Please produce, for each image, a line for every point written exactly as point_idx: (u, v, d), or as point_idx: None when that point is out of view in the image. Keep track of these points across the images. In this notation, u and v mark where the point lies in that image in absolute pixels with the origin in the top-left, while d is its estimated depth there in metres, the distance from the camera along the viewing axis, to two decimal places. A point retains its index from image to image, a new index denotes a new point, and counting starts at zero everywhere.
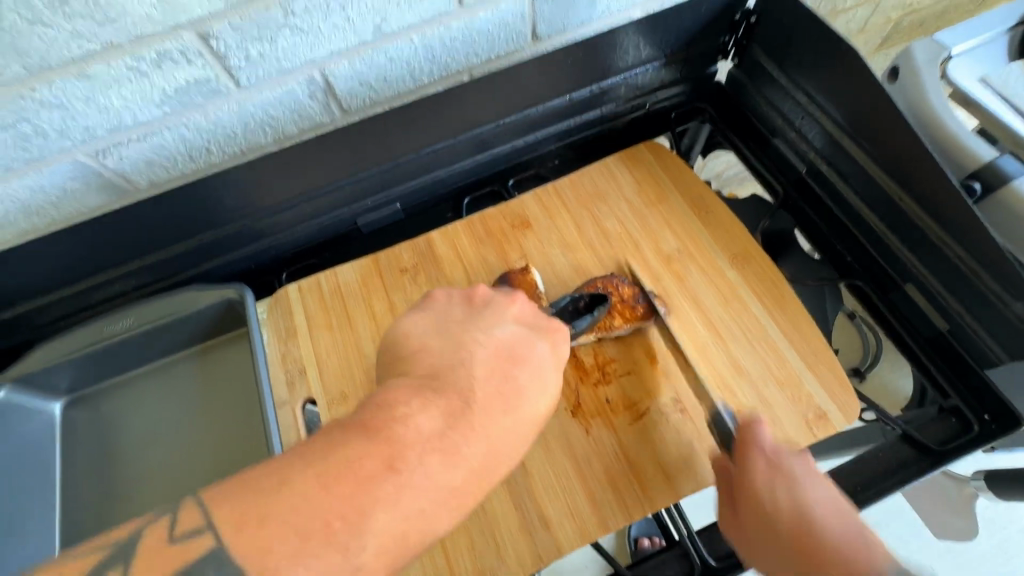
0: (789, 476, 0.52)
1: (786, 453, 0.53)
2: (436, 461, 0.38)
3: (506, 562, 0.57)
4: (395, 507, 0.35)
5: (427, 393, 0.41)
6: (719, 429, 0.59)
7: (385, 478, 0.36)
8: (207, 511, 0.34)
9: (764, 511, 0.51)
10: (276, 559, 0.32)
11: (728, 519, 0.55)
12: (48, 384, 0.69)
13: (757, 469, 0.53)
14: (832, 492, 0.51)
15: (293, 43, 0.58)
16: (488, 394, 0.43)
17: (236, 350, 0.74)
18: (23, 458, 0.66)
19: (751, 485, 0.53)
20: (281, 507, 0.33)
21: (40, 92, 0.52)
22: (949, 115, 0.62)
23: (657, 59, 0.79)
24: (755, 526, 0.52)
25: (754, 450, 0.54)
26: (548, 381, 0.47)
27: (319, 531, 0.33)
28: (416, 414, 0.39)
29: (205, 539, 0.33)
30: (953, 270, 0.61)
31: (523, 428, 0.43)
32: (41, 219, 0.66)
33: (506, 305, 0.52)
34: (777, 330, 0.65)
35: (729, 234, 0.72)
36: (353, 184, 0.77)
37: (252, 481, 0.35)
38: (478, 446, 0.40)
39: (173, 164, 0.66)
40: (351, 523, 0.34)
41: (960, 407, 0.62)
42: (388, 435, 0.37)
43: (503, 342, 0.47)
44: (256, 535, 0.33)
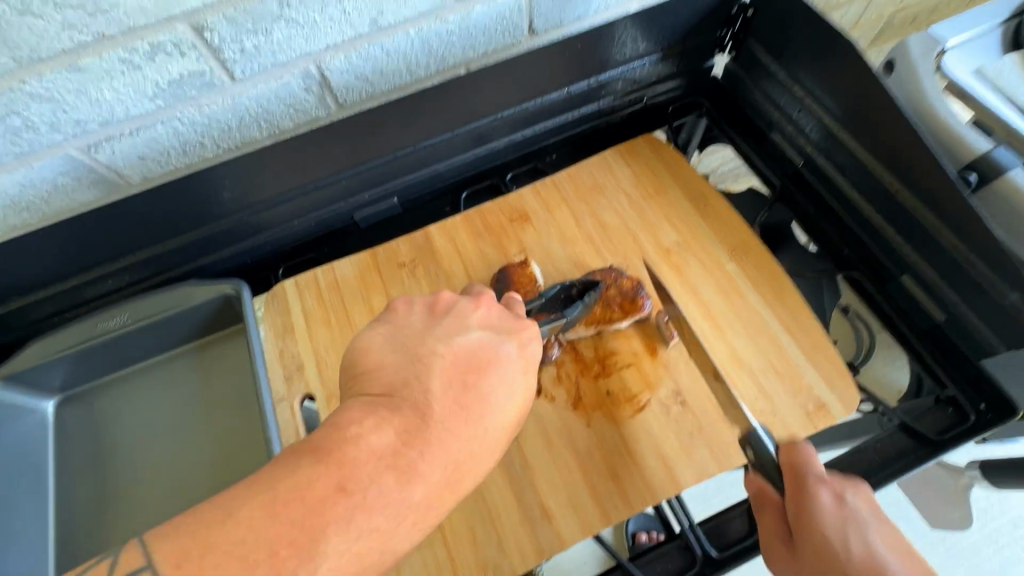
0: (853, 514, 0.49)
1: (845, 486, 0.51)
2: (389, 479, 0.36)
3: (507, 555, 0.57)
4: (348, 527, 0.34)
5: (383, 410, 0.40)
6: (753, 444, 0.56)
7: (336, 501, 0.34)
8: (148, 549, 0.32)
9: (829, 551, 0.47)
10: None
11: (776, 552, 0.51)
12: (40, 381, 0.68)
13: (823, 505, 0.49)
14: (895, 532, 0.49)
15: (288, 36, 0.57)
16: (447, 408, 0.41)
17: (234, 346, 0.73)
18: (15, 457, 0.65)
19: (816, 524, 0.49)
20: (225, 539, 0.32)
21: (29, 84, 0.51)
22: (945, 108, 0.63)
23: (655, 53, 0.79)
24: (818, 564, 0.48)
25: (816, 483, 0.50)
26: (514, 384, 0.46)
27: (266, 560, 0.32)
28: (368, 434, 0.37)
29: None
30: (948, 260, 0.61)
31: (487, 439, 0.42)
32: (31, 215, 0.65)
33: (472, 309, 0.50)
34: (775, 321, 0.66)
35: (728, 227, 0.72)
36: (351, 177, 0.77)
37: (195, 516, 0.33)
38: (436, 463, 0.38)
39: (166, 158, 0.65)
40: (299, 547, 0.32)
41: (957, 397, 0.63)
42: (339, 457, 0.36)
43: (465, 349, 0.45)
44: (198, 571, 0.31)
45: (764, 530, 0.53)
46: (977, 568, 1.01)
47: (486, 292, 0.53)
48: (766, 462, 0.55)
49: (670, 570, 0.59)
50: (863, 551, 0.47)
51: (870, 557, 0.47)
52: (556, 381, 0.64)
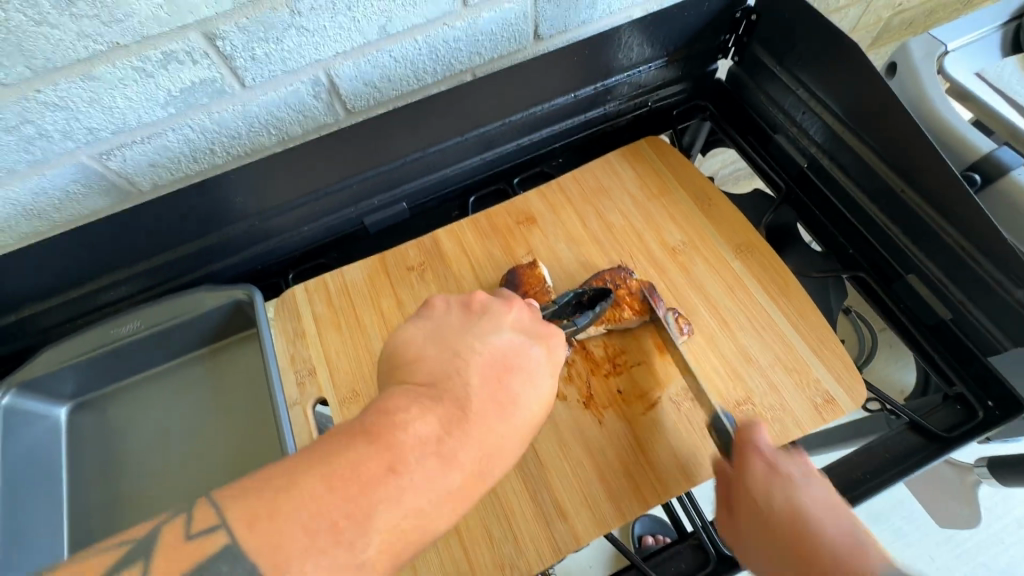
0: (785, 478, 0.52)
1: (781, 455, 0.54)
2: (434, 464, 0.37)
3: (524, 554, 0.57)
4: (398, 505, 0.35)
5: (427, 400, 0.41)
6: (717, 429, 0.59)
7: (387, 481, 0.35)
8: (219, 509, 0.34)
9: (762, 513, 0.51)
10: (288, 552, 0.32)
11: (724, 521, 0.55)
12: (54, 389, 0.68)
13: (755, 471, 0.53)
14: (826, 495, 0.51)
15: (298, 44, 0.58)
16: (484, 402, 0.42)
17: (246, 347, 0.74)
18: (30, 465, 0.65)
19: (749, 488, 0.53)
20: (292, 503, 0.33)
21: (44, 93, 0.51)
22: (949, 109, 0.64)
23: (660, 58, 0.80)
24: (754, 528, 0.52)
25: (752, 452, 0.54)
26: (541, 386, 0.45)
27: (326, 529, 0.33)
28: (415, 420, 0.39)
29: (219, 536, 0.33)
30: (952, 258, 0.62)
31: (517, 434, 0.42)
32: (42, 223, 0.65)
33: (505, 311, 0.50)
34: (781, 316, 0.66)
35: (734, 225, 0.72)
36: (361, 182, 0.78)
37: (265, 481, 0.34)
38: (471, 452, 0.39)
39: (176, 166, 0.66)
40: (356, 521, 0.34)
41: (965, 394, 0.64)
42: (389, 440, 0.37)
43: (497, 349, 0.45)
44: (269, 532, 0.33)
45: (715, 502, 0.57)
46: (981, 566, 1.01)
47: (517, 297, 0.52)
48: (726, 442, 0.58)
49: (684, 569, 0.59)
50: (791, 511, 0.50)
51: (797, 517, 0.50)
52: (568, 380, 0.64)
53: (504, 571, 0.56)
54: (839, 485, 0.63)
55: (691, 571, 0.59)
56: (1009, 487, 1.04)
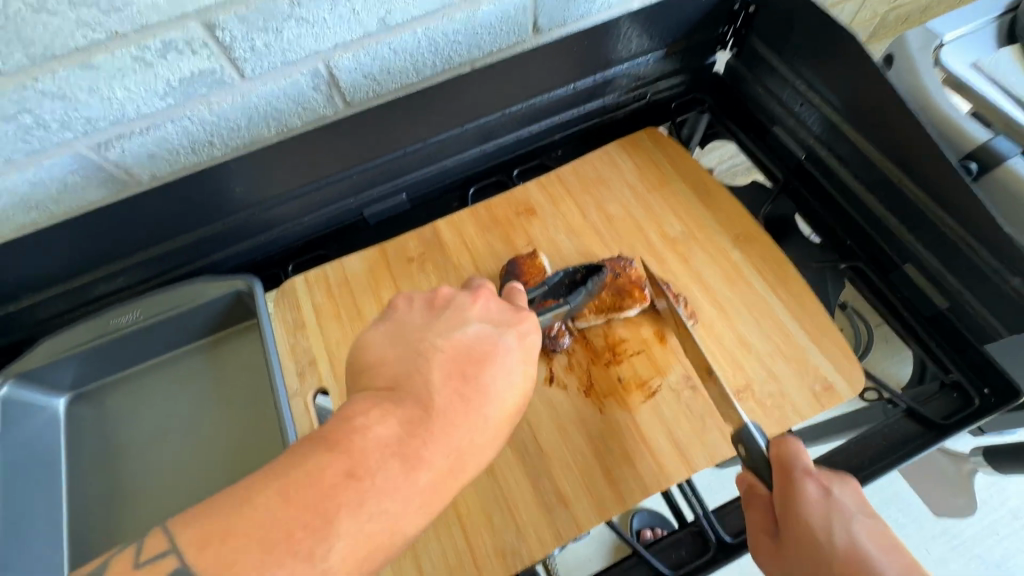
0: (838, 507, 0.48)
1: (831, 480, 0.50)
2: (395, 464, 0.37)
3: (525, 540, 0.57)
4: (359, 511, 0.34)
5: (388, 403, 0.40)
6: (745, 442, 0.56)
7: (345, 486, 0.35)
8: (171, 534, 0.33)
9: (811, 544, 0.47)
10: (243, 570, 0.31)
11: (767, 549, 0.50)
12: (53, 380, 0.68)
13: (807, 498, 0.49)
14: (884, 531, 0.47)
15: (298, 35, 0.58)
16: (448, 399, 0.41)
17: (247, 340, 0.73)
18: (28, 456, 0.65)
19: (801, 516, 0.48)
20: (246, 523, 0.33)
21: (42, 82, 0.51)
22: (945, 100, 0.65)
23: (658, 50, 0.80)
24: (800, 557, 0.47)
25: (801, 475, 0.50)
26: (514, 375, 0.45)
27: (283, 539, 0.32)
28: (374, 425, 0.38)
29: (170, 560, 0.32)
30: (949, 247, 0.63)
31: (487, 427, 0.42)
32: (39, 214, 0.65)
33: (470, 304, 0.50)
34: (780, 305, 0.67)
35: (731, 216, 0.73)
36: (360, 173, 0.78)
37: (214, 500, 0.34)
38: (438, 449, 0.39)
39: (175, 157, 0.65)
40: (315, 528, 0.33)
41: (962, 381, 0.64)
42: (348, 446, 0.36)
43: (463, 342, 0.45)
44: (221, 551, 0.32)
45: (753, 529, 0.53)
46: (977, 558, 1.01)
47: (484, 287, 0.52)
48: (757, 459, 0.54)
49: (685, 556, 0.60)
50: (848, 546, 0.46)
51: (853, 551, 0.46)
52: (568, 369, 0.65)
53: (505, 558, 0.56)
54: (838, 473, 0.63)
55: (692, 558, 0.60)
56: (1005, 478, 1.05)
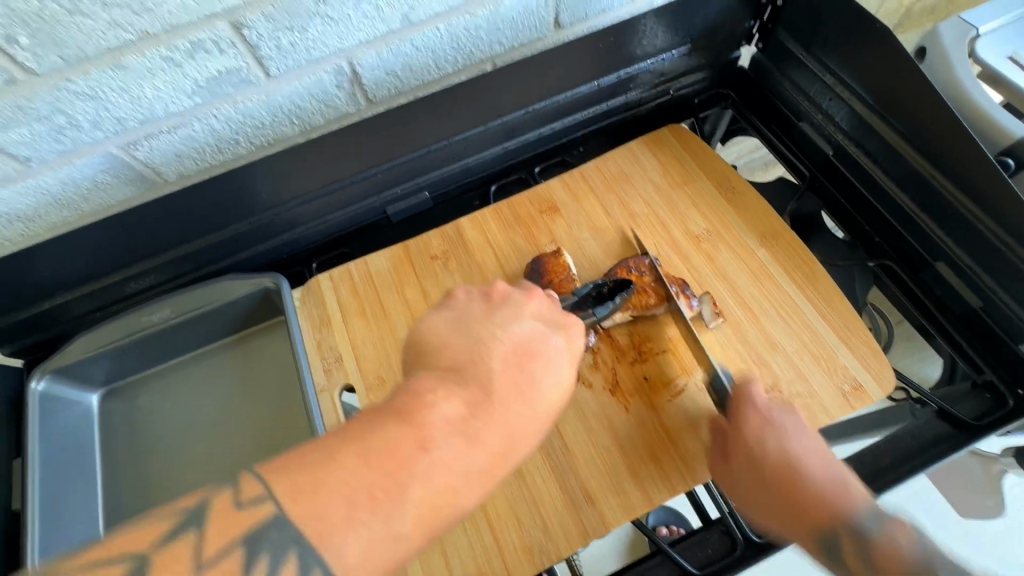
0: (775, 427, 0.56)
1: (773, 407, 0.57)
2: (457, 442, 0.38)
3: (553, 538, 0.57)
4: (428, 482, 0.36)
5: (451, 383, 0.42)
6: (714, 383, 0.61)
7: (417, 458, 0.37)
8: (266, 480, 0.35)
9: (756, 463, 0.55)
10: (332, 523, 0.34)
11: (716, 469, 0.58)
12: (87, 374, 0.70)
13: (752, 425, 0.56)
14: (813, 442, 0.56)
15: (323, 32, 0.58)
16: (507, 386, 0.43)
17: (275, 337, 0.74)
18: (66, 447, 0.67)
19: (746, 440, 0.56)
20: (331, 481, 0.35)
21: (75, 83, 0.52)
22: (980, 93, 0.63)
23: (683, 45, 0.80)
24: (744, 470, 0.55)
25: (746, 408, 0.57)
26: (561, 372, 0.46)
27: (365, 502, 0.34)
28: (440, 401, 0.40)
29: (268, 505, 0.34)
30: (985, 245, 0.61)
31: (538, 416, 0.43)
32: (70, 213, 0.66)
33: (525, 302, 0.50)
34: (809, 306, 0.66)
35: (757, 214, 0.72)
36: (384, 172, 0.78)
37: (300, 457, 0.36)
38: (495, 432, 0.41)
39: (201, 156, 0.66)
40: (392, 493, 0.35)
41: (994, 382, 0.63)
42: (419, 420, 0.38)
43: (520, 337, 0.46)
44: (313, 505, 0.34)
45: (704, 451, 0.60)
46: (999, 560, 0.98)
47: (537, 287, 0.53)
48: (723, 396, 0.60)
49: (712, 556, 0.59)
50: (782, 458, 0.54)
51: (786, 461, 0.54)
52: (594, 368, 0.65)
53: (532, 554, 0.57)
54: (864, 474, 0.63)
55: (719, 558, 0.59)
56: None
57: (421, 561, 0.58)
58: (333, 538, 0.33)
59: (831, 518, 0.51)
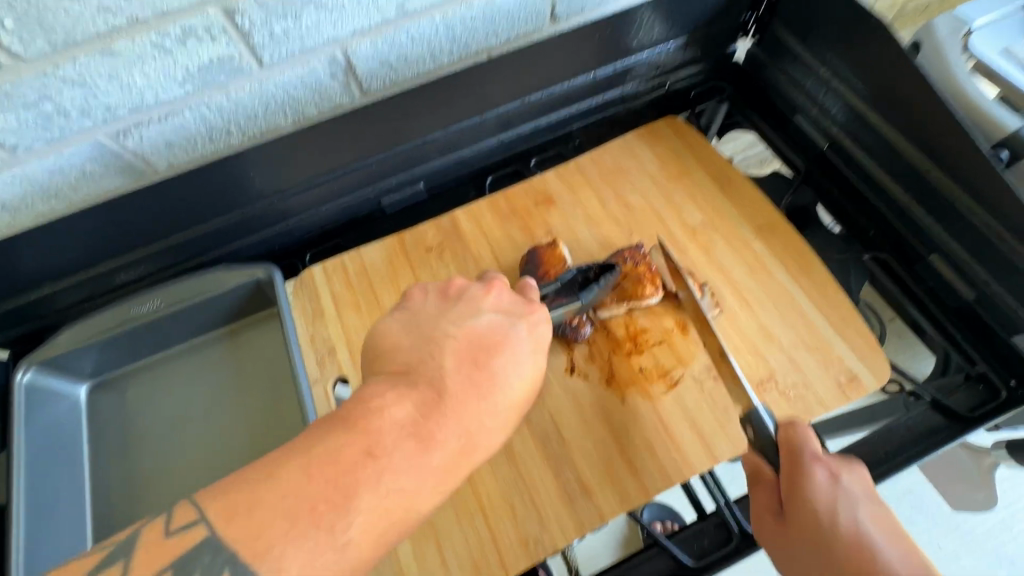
0: (845, 492, 0.48)
1: (840, 466, 0.50)
2: (410, 446, 0.37)
3: (549, 529, 0.57)
4: (377, 487, 0.35)
5: (402, 385, 0.41)
6: (752, 423, 0.55)
7: (364, 465, 0.35)
8: (199, 504, 0.34)
9: (817, 529, 0.47)
10: (269, 540, 0.32)
11: (768, 531, 0.51)
12: (74, 366, 0.68)
13: (817, 484, 0.49)
14: (889, 516, 0.48)
15: (316, 21, 0.57)
16: (461, 384, 0.42)
17: (267, 328, 0.73)
18: (54, 441, 0.66)
19: (808, 502, 0.49)
20: (269, 496, 0.33)
21: (63, 69, 0.51)
22: (974, 86, 0.64)
23: (679, 38, 0.79)
24: (804, 538, 0.48)
25: (809, 461, 0.50)
26: (524, 366, 0.45)
27: (306, 513, 0.33)
28: (390, 406, 0.39)
29: (200, 528, 0.33)
30: (977, 238, 0.62)
31: (497, 412, 0.42)
32: (58, 203, 0.64)
33: (482, 296, 0.50)
34: (806, 298, 0.66)
35: (754, 206, 0.72)
36: (379, 162, 0.77)
37: (243, 476, 0.35)
38: (451, 429, 0.39)
39: (192, 145, 0.65)
40: (336, 503, 0.34)
41: (987, 373, 0.64)
42: (365, 427, 0.37)
43: (476, 332, 0.45)
44: (248, 521, 0.33)
45: (755, 507, 0.53)
46: (990, 553, 0.99)
47: (499, 278, 0.52)
48: (766, 440, 0.54)
49: (707, 548, 0.59)
50: (854, 531, 0.47)
51: (859, 537, 0.46)
52: (589, 359, 0.64)
53: (529, 547, 0.56)
54: (863, 463, 0.62)
55: (714, 550, 0.59)
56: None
57: (412, 541, 0.57)
58: (273, 552, 0.32)
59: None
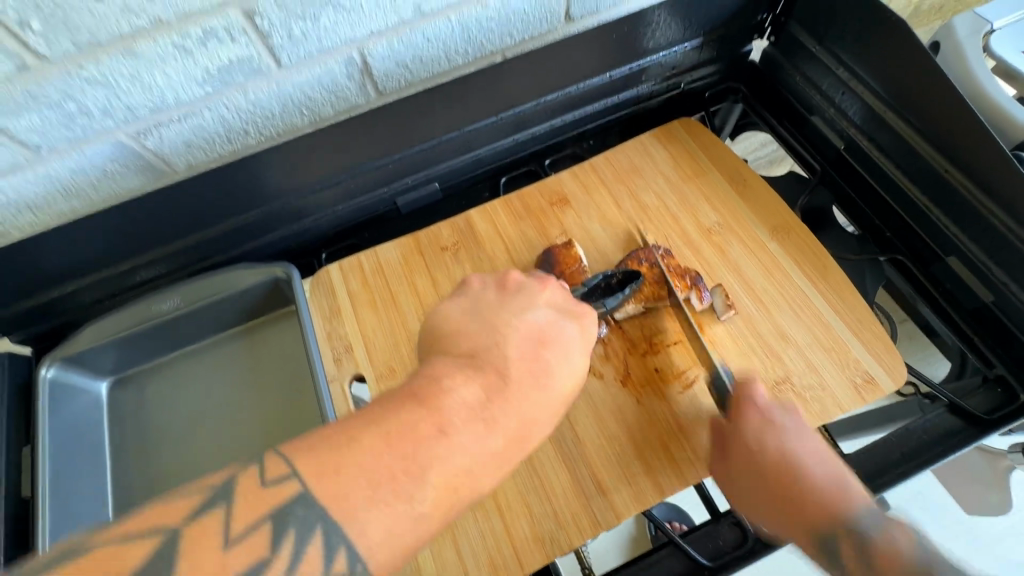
0: (780, 429, 0.56)
1: (776, 409, 0.57)
2: (479, 428, 0.39)
3: (565, 529, 0.57)
4: (448, 463, 0.36)
5: (470, 369, 0.42)
6: (716, 386, 0.60)
7: (437, 442, 0.36)
8: (289, 460, 0.35)
9: (755, 461, 0.55)
10: (354, 502, 0.34)
11: (715, 466, 0.58)
12: (95, 363, 0.70)
13: (752, 425, 0.56)
14: (817, 446, 0.56)
15: (335, 21, 0.58)
16: (522, 371, 0.43)
17: (284, 326, 0.74)
18: (75, 437, 0.67)
19: (745, 440, 0.56)
20: (355, 462, 0.34)
21: (86, 69, 0.52)
22: (992, 84, 0.63)
23: (695, 39, 0.79)
24: (745, 469, 0.56)
25: (750, 408, 0.57)
26: (575, 360, 0.46)
27: (386, 482, 0.34)
28: (458, 387, 0.40)
29: (293, 483, 0.34)
30: (996, 239, 0.62)
31: (553, 402, 0.43)
32: (79, 202, 0.65)
33: (539, 290, 0.50)
34: (821, 300, 0.66)
35: (770, 209, 0.72)
36: (397, 162, 0.78)
37: (325, 437, 0.36)
38: (512, 417, 0.41)
39: (211, 146, 0.66)
40: (413, 474, 0.35)
41: (1005, 376, 0.63)
42: (438, 405, 0.38)
43: (535, 325, 0.46)
44: (336, 482, 0.34)
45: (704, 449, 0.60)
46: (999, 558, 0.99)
47: (550, 278, 0.53)
48: (722, 398, 0.60)
49: (722, 547, 0.59)
50: (781, 458, 0.55)
51: (785, 461, 0.55)
52: (604, 359, 0.64)
53: (544, 544, 0.57)
54: (876, 466, 0.62)
55: (730, 550, 0.59)
56: None
57: (432, 546, 0.58)
58: (359, 515, 0.33)
59: (829, 513, 0.52)
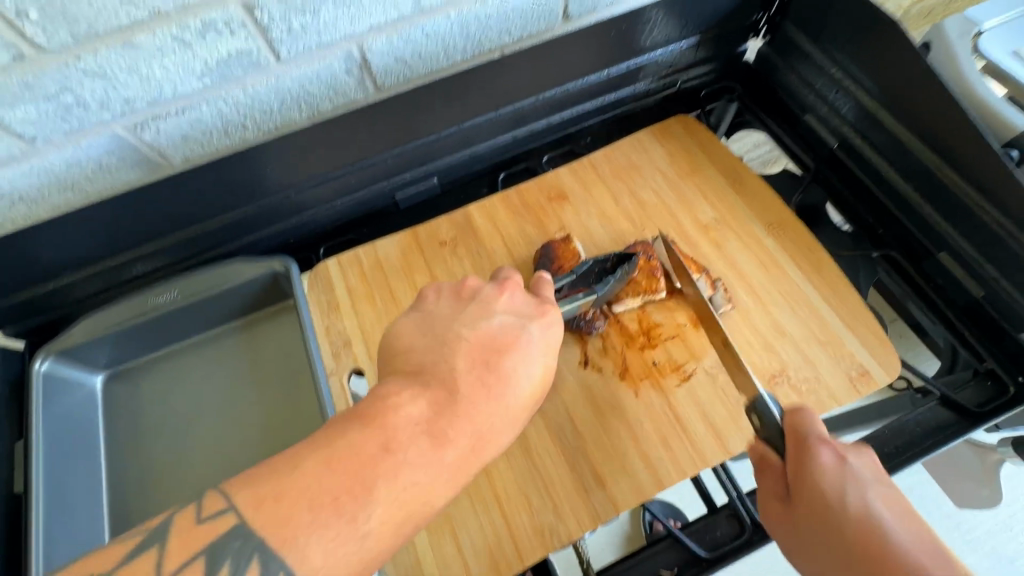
0: (854, 475, 0.46)
1: (849, 449, 0.48)
2: (425, 443, 0.38)
3: (564, 520, 0.58)
4: (395, 481, 0.35)
5: (416, 385, 0.41)
6: (760, 413, 0.54)
7: (381, 460, 0.36)
8: (229, 493, 0.35)
9: (822, 506, 0.45)
10: (296, 528, 0.33)
11: (776, 515, 0.49)
12: (89, 357, 0.69)
13: (822, 465, 0.47)
14: (904, 502, 0.44)
15: (335, 16, 0.58)
16: (471, 384, 0.43)
17: (282, 320, 0.74)
18: (69, 432, 0.66)
19: (811, 482, 0.47)
20: (297, 485, 0.34)
21: (84, 61, 0.51)
22: (981, 84, 0.65)
23: (691, 37, 0.80)
24: (808, 518, 0.46)
25: (815, 443, 0.48)
26: (534, 367, 0.46)
27: (329, 503, 0.34)
28: (405, 404, 0.40)
29: (229, 517, 0.34)
30: (987, 235, 0.63)
31: (508, 413, 0.43)
32: (75, 196, 0.65)
33: (496, 297, 0.50)
34: (815, 293, 0.67)
35: (766, 204, 0.73)
36: (395, 157, 0.78)
37: (266, 467, 0.35)
38: (464, 429, 0.40)
39: (208, 140, 0.66)
40: (355, 494, 0.34)
41: (995, 370, 0.65)
42: (383, 422, 0.38)
43: (489, 333, 0.46)
44: (277, 508, 0.33)
45: (762, 494, 0.52)
46: (990, 555, 1.00)
47: (511, 280, 0.53)
48: (772, 428, 0.53)
49: (721, 539, 0.60)
50: (860, 512, 0.44)
51: (867, 520, 0.43)
52: (603, 353, 0.65)
53: (544, 537, 0.57)
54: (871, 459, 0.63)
55: (728, 541, 0.60)
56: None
57: (428, 537, 0.58)
58: (298, 541, 0.33)
59: None
